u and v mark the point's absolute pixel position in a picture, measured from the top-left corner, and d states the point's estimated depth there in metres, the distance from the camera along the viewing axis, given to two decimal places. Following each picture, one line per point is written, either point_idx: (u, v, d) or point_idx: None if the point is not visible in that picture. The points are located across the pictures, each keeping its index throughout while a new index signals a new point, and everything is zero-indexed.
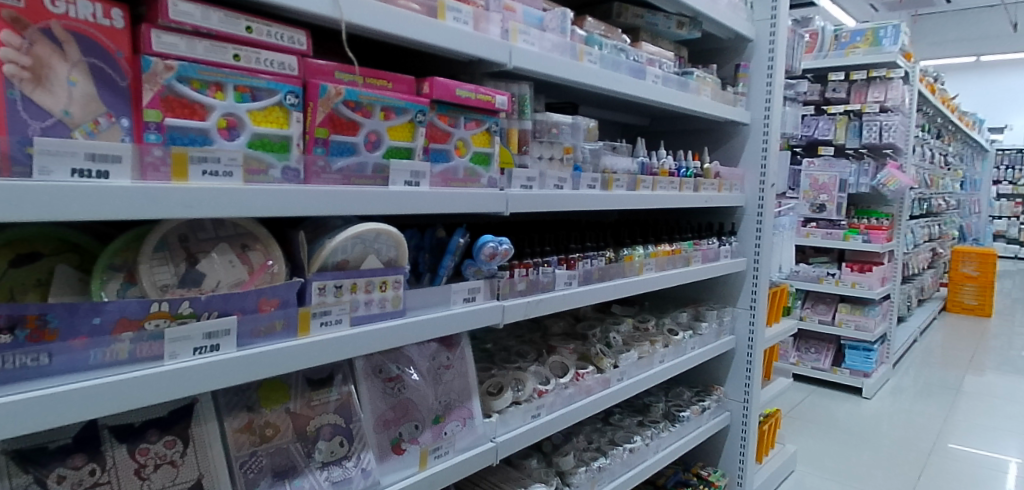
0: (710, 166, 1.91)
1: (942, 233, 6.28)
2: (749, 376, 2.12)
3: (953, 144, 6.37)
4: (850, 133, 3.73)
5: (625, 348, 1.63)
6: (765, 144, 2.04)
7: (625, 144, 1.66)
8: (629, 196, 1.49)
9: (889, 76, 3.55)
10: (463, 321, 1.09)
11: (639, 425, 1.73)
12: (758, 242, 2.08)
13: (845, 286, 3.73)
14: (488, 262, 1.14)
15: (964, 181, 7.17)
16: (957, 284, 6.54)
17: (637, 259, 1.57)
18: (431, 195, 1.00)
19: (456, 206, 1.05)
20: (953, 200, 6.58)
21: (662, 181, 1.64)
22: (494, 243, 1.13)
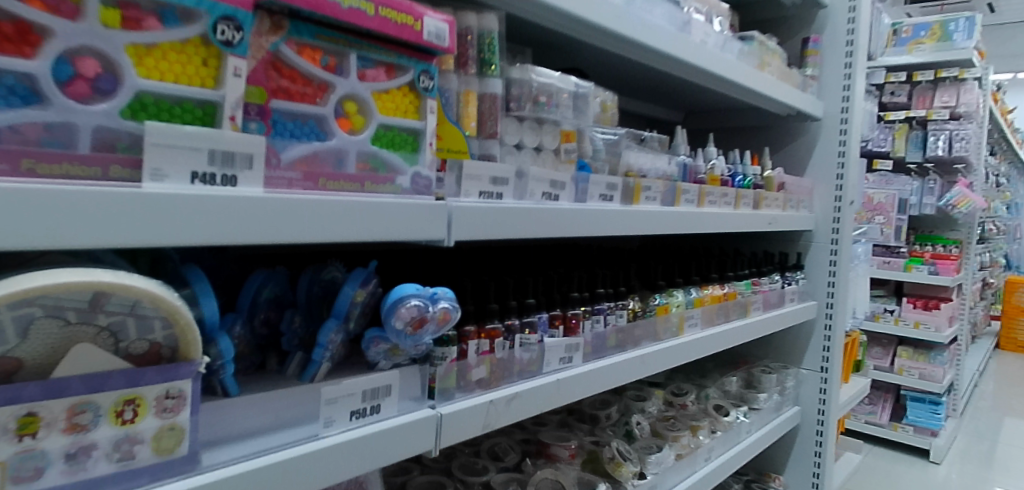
0: (772, 174, 1.37)
1: (993, 262, 5.66)
2: (819, 464, 1.59)
3: (1004, 164, 5.81)
4: (910, 145, 3.15)
5: (655, 444, 1.11)
6: (842, 147, 1.51)
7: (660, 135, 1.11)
8: (666, 215, 0.95)
9: (961, 77, 2.99)
10: (351, 460, 0.55)
11: None
12: (832, 280, 1.54)
13: (906, 325, 3.17)
14: (413, 336, 0.60)
15: (1012, 206, 6.58)
16: (1010, 318, 5.91)
17: (676, 313, 1.03)
18: (263, 202, 0.46)
19: (337, 226, 0.51)
20: (1002, 225, 6.00)
21: (711, 191, 1.10)
22: (420, 300, 0.60)
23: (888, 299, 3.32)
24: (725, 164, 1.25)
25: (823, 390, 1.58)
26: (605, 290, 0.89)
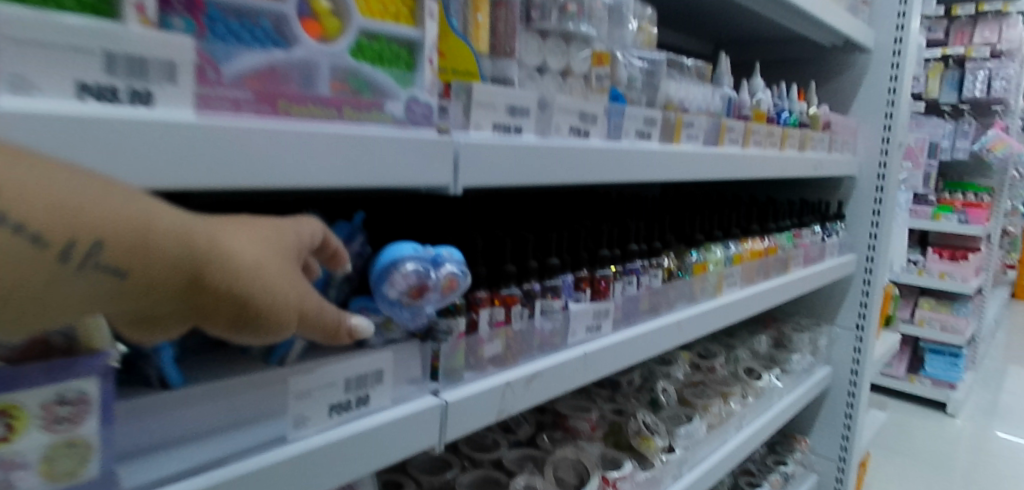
0: (819, 111, 1.22)
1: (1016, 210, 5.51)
2: (849, 426, 1.51)
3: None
4: (945, 86, 2.95)
5: (684, 415, 1.02)
6: (894, 83, 1.35)
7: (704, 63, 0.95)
8: (710, 158, 0.82)
9: (1007, 11, 2.77)
10: (333, 467, 0.43)
11: None
12: (875, 231, 1.40)
13: (930, 277, 3.05)
14: (409, 307, 0.48)
15: None
16: None
17: (713, 272, 0.90)
18: (186, 128, 0.32)
19: (302, 167, 0.38)
20: None
21: (756, 130, 0.96)
22: (417, 265, 0.46)
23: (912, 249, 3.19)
24: (771, 98, 1.11)
25: (857, 349, 1.46)
26: (639, 248, 0.76)
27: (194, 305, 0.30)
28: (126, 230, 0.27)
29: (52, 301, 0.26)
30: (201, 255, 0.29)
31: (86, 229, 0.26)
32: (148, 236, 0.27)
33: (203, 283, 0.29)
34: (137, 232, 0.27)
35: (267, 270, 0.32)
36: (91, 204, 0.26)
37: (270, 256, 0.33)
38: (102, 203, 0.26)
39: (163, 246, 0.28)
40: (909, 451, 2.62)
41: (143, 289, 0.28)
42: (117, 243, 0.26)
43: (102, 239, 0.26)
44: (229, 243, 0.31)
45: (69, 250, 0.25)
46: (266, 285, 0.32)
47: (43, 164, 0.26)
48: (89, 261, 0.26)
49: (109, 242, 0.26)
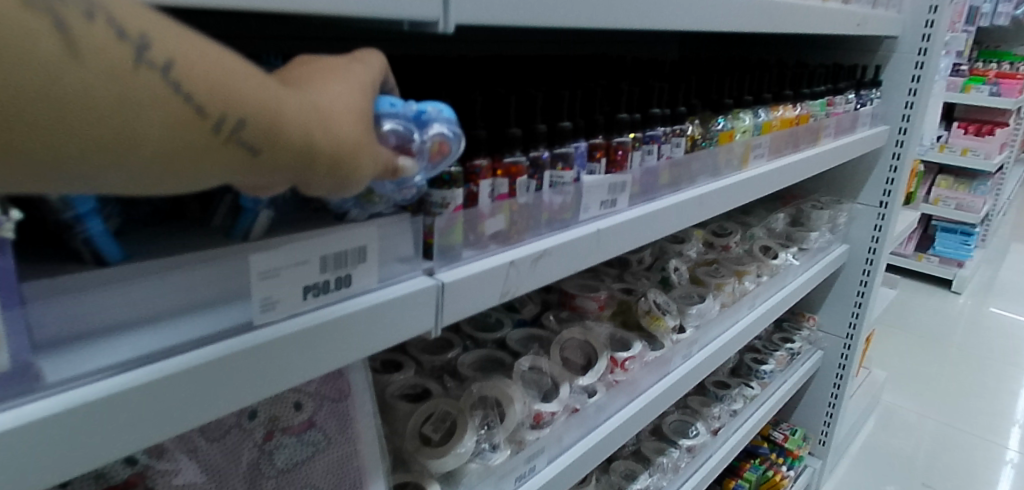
0: None
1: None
2: (860, 305, 1.48)
3: None
4: None
5: (697, 294, 0.98)
6: None
7: None
8: (747, 7, 0.71)
9: None
10: (309, 353, 0.38)
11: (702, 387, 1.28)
12: (912, 100, 1.29)
13: (951, 153, 2.93)
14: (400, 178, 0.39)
15: None
16: None
17: (740, 142, 0.82)
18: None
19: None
20: None
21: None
22: (397, 124, 0.37)
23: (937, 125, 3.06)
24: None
25: (878, 227, 1.40)
26: (663, 112, 0.67)
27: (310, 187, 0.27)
28: (272, 106, 0.24)
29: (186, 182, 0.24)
30: (330, 135, 0.26)
31: (235, 105, 0.23)
32: (286, 116, 0.25)
33: (322, 167, 0.27)
34: (281, 110, 0.25)
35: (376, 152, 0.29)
36: (231, 79, 0.23)
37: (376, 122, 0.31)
38: (241, 78, 0.23)
39: (292, 128, 0.25)
40: (910, 327, 2.67)
41: (265, 171, 0.25)
42: (261, 122, 0.24)
43: (238, 117, 0.23)
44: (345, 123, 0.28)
45: (219, 123, 0.23)
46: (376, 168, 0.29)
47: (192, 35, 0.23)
48: (233, 140, 0.23)
49: (251, 119, 0.24)
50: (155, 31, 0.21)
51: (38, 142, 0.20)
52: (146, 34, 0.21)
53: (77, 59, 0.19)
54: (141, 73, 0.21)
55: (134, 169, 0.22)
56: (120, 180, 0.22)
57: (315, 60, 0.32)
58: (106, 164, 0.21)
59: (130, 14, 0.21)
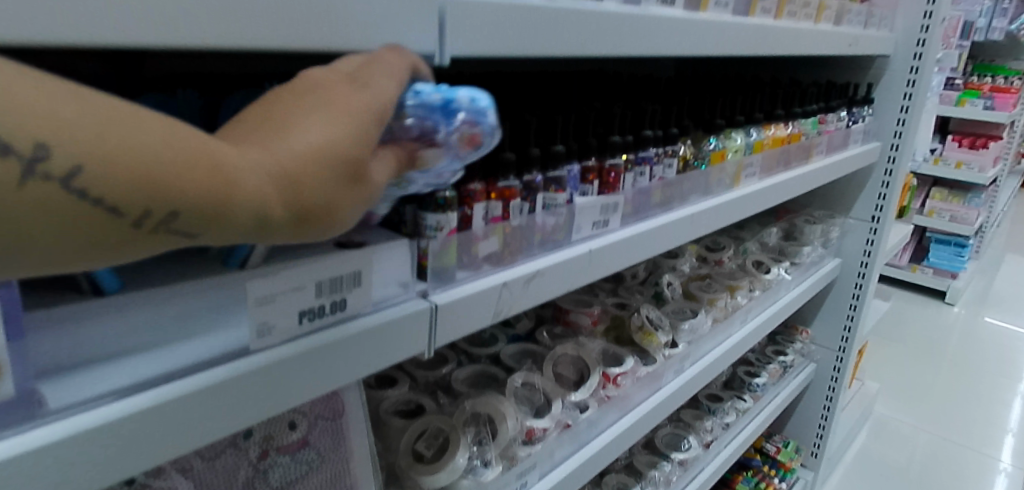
0: None
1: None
2: (852, 318, 1.49)
3: None
4: None
5: (689, 309, 0.99)
6: None
7: None
8: (738, 31, 0.73)
9: None
10: (303, 378, 0.38)
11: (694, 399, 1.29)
12: (904, 117, 1.30)
13: (946, 166, 2.96)
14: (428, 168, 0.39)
15: None
16: None
17: (732, 161, 0.83)
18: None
19: (229, 22, 0.30)
20: None
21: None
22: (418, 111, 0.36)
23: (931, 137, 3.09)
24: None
25: (870, 241, 1.41)
26: (654, 133, 0.69)
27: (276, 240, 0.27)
28: (216, 191, 0.23)
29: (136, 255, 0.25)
30: (291, 204, 0.26)
31: (164, 201, 0.23)
32: (238, 196, 0.24)
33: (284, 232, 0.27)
34: (225, 191, 0.24)
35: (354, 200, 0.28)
36: (161, 172, 0.22)
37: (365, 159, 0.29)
38: (170, 171, 0.22)
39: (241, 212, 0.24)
40: (903, 338, 2.69)
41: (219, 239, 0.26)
42: (201, 212, 0.23)
43: (175, 210, 0.23)
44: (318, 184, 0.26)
45: (146, 218, 0.23)
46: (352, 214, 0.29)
47: (115, 121, 0.22)
48: (167, 230, 0.23)
49: (186, 211, 0.23)
50: (69, 138, 0.21)
51: None
52: (44, 140, 0.20)
53: None
54: (34, 186, 0.20)
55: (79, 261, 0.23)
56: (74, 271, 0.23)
57: (318, 79, 0.29)
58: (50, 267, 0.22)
59: (34, 118, 0.20)
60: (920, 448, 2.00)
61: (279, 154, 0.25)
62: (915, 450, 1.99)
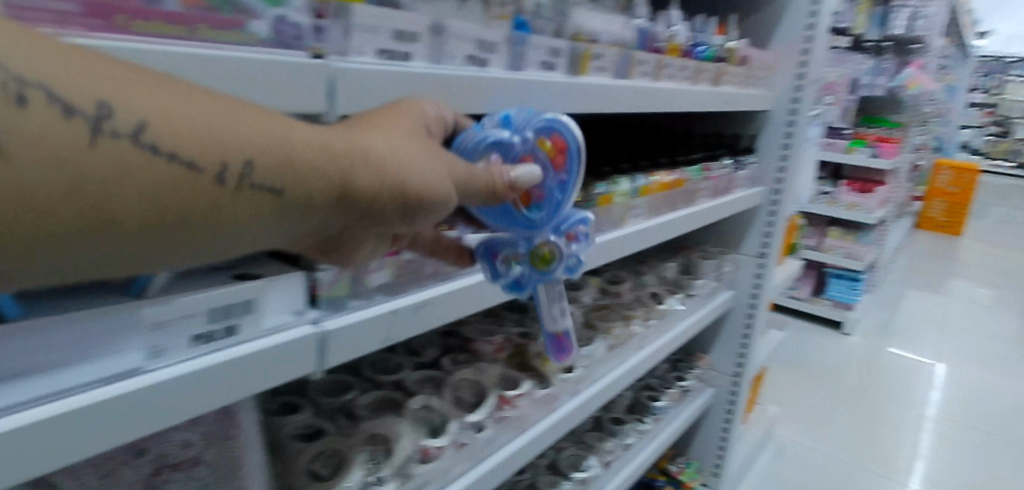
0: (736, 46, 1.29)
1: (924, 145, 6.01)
2: (745, 346, 1.62)
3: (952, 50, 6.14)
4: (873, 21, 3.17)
5: (586, 337, 1.08)
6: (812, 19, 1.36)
7: None
8: (616, 91, 0.83)
9: None
10: (194, 397, 0.43)
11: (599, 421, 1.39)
12: (783, 163, 1.46)
13: (839, 207, 3.24)
14: (546, 208, 0.59)
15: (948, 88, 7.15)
16: (930, 198, 6.56)
17: (619, 204, 0.92)
18: (29, 16, 0.34)
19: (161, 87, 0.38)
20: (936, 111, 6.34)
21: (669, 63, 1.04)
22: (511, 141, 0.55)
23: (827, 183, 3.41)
24: (688, 33, 1.19)
25: (758, 275, 1.56)
26: None
27: (343, 192, 0.42)
28: (276, 138, 0.39)
29: (234, 215, 0.38)
30: (346, 155, 0.42)
31: (241, 151, 0.37)
32: (298, 145, 0.40)
33: (347, 177, 0.42)
34: (290, 141, 0.39)
35: (399, 158, 0.44)
36: (238, 133, 0.38)
37: (404, 137, 0.46)
38: (247, 133, 0.38)
39: (306, 156, 0.40)
40: (805, 365, 2.89)
41: (300, 190, 0.40)
42: (272, 157, 0.38)
43: (249, 156, 0.37)
44: (367, 145, 0.43)
45: (224, 171, 0.36)
46: (401, 167, 0.44)
47: (207, 103, 0.37)
48: (249, 181, 0.37)
49: (257, 160, 0.38)
50: (154, 122, 0.34)
51: (96, 204, 0.32)
52: (104, 103, 0.33)
53: (102, 154, 0.32)
54: (108, 141, 0.32)
55: (192, 212, 0.36)
56: (188, 232, 0.36)
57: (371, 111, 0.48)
58: (156, 225, 0.35)
59: (134, 107, 0.34)
60: (815, 469, 2.15)
61: (330, 131, 0.42)
62: (810, 471, 2.14)
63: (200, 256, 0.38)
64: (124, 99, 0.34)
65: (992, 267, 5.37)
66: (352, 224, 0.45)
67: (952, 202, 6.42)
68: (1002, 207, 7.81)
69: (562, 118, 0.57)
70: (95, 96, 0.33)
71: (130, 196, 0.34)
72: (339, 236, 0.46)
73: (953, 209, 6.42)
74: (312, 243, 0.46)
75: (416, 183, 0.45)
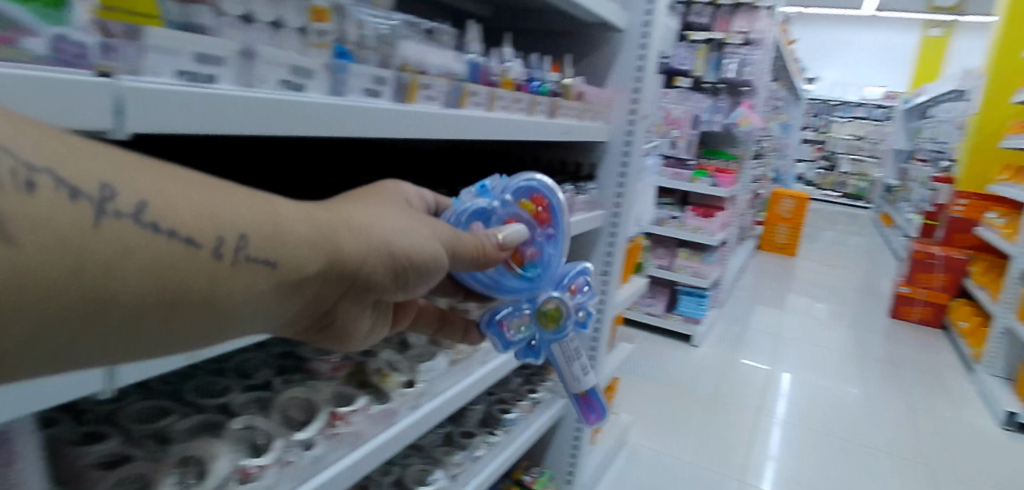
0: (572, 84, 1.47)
1: (758, 175, 6.74)
2: (593, 358, 1.73)
3: (781, 91, 7.10)
4: (709, 66, 3.63)
5: (430, 354, 1.13)
6: (641, 62, 1.61)
7: (454, 31, 1.13)
8: (447, 120, 0.91)
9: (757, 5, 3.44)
10: None
11: (451, 439, 1.52)
12: (618, 190, 1.64)
13: (687, 230, 3.55)
14: (541, 257, 0.99)
15: (782, 125, 8.15)
16: (772, 225, 7.30)
17: None
18: None
19: None
20: (771, 145, 7.22)
21: (501, 95, 1.19)
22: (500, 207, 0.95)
23: (676, 207, 3.71)
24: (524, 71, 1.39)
25: (602, 293, 1.69)
26: None
27: (328, 254, 0.62)
28: (275, 222, 0.57)
29: (241, 281, 0.54)
30: (333, 229, 0.63)
31: (239, 229, 0.53)
32: (294, 225, 0.59)
33: (337, 244, 0.63)
34: (288, 224, 0.58)
35: (378, 229, 0.68)
36: (248, 217, 0.55)
37: (386, 215, 0.70)
38: (252, 216, 0.55)
39: (298, 231, 0.59)
40: (658, 376, 3.14)
41: (292, 258, 0.58)
42: (270, 232, 0.56)
43: (246, 232, 0.53)
44: (355, 220, 0.66)
45: (220, 246, 0.51)
46: (380, 235, 0.67)
47: (215, 196, 0.54)
48: (242, 252, 0.53)
49: (256, 235, 0.54)
50: (153, 210, 0.47)
51: (121, 275, 0.46)
52: (103, 184, 0.45)
53: (116, 238, 0.45)
54: (118, 225, 0.45)
55: (201, 282, 0.51)
56: (204, 295, 0.52)
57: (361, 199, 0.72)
58: (155, 289, 0.48)
59: (143, 196, 0.48)
60: (662, 473, 2.33)
61: (319, 212, 0.62)
62: (658, 475, 2.31)
63: (212, 318, 0.53)
64: (130, 192, 0.47)
65: (820, 284, 6.11)
66: (347, 283, 0.66)
67: (791, 227, 7.20)
68: (831, 230, 8.91)
69: (535, 184, 0.96)
70: (97, 182, 0.45)
71: (148, 268, 0.47)
72: (338, 293, 0.67)
73: (791, 232, 7.21)
74: (321, 300, 0.65)
75: (401, 246, 0.69)
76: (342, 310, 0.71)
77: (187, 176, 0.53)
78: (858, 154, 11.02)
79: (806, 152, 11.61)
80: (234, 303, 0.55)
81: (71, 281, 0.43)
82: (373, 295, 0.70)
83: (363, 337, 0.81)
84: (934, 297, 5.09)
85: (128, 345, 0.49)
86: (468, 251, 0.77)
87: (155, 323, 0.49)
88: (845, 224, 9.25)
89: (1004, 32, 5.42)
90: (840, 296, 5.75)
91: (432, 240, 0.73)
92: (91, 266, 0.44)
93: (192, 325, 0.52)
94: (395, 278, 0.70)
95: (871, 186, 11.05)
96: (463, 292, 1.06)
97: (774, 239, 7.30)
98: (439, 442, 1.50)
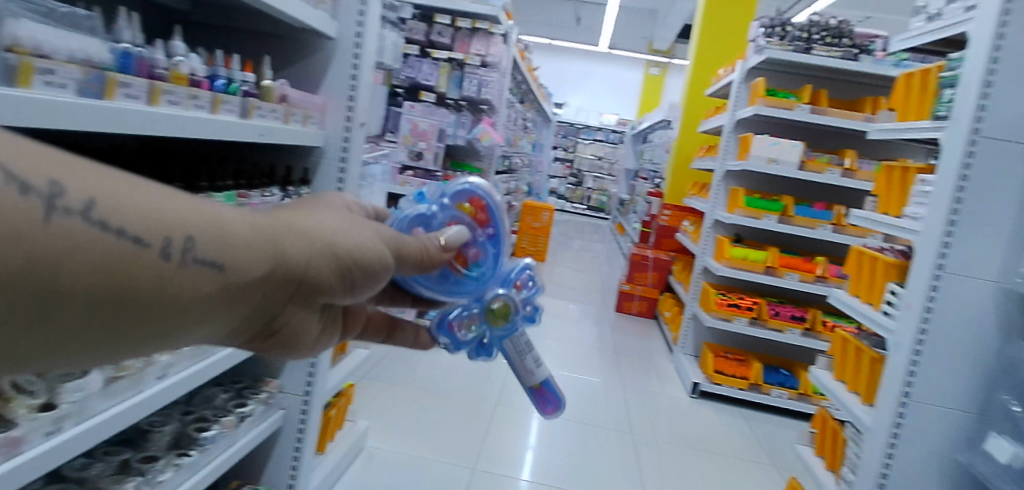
0: (252, 103, 1.59)
1: (511, 188, 7.39)
2: None
3: (528, 112, 8.16)
4: (450, 84, 4.43)
5: (79, 372, 1.14)
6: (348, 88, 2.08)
7: (102, 25, 1.18)
8: (77, 108, 0.95)
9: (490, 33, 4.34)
10: None
11: (132, 463, 1.46)
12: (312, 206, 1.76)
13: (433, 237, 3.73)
14: (484, 255, 1.17)
15: (533, 144, 9.17)
16: (525, 233, 7.96)
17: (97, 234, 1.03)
18: None
19: None
20: (522, 160, 8.11)
21: (167, 88, 1.22)
22: (439, 209, 1.15)
23: None
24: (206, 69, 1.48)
25: None
26: None
27: (268, 254, 0.78)
28: (217, 227, 0.72)
29: (192, 276, 0.68)
30: (273, 233, 0.79)
31: (185, 230, 0.67)
32: (235, 229, 0.74)
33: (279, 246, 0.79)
34: (230, 229, 0.74)
35: (313, 233, 0.85)
36: (197, 220, 0.70)
37: (329, 224, 0.89)
38: (199, 221, 0.70)
39: (239, 235, 0.74)
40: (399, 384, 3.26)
41: (236, 255, 0.73)
42: (211, 236, 0.70)
43: (191, 234, 0.67)
44: (296, 225, 0.83)
45: (168, 247, 0.65)
46: (315, 236, 0.85)
47: (171, 207, 0.68)
48: (189, 251, 0.67)
49: (201, 238, 0.69)
50: (108, 212, 0.60)
51: (86, 260, 0.60)
52: (53, 181, 0.57)
53: (72, 235, 0.58)
54: (71, 223, 0.57)
55: (151, 275, 0.65)
56: (157, 285, 0.66)
57: (313, 211, 0.91)
58: (101, 275, 0.61)
59: (105, 198, 0.61)
60: None
61: (260, 222, 0.78)
62: None
63: (168, 301, 0.68)
64: (101, 203, 0.60)
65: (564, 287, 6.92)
66: (297, 278, 0.82)
67: (545, 236, 7.93)
68: (580, 239, 10.06)
69: (474, 186, 1.18)
70: (46, 179, 0.57)
71: (104, 259, 0.61)
72: (290, 290, 0.82)
73: (546, 241, 7.95)
74: (281, 292, 0.82)
75: (341, 246, 0.88)
76: (293, 305, 0.86)
77: (153, 188, 0.69)
78: (600, 173, 12.64)
79: (556, 169, 12.92)
80: (184, 301, 0.69)
81: (32, 274, 0.56)
82: (319, 294, 0.87)
83: (310, 332, 0.97)
84: (646, 293, 6.33)
85: (79, 331, 0.62)
86: (412, 253, 0.97)
87: (99, 323, 0.63)
88: (590, 234, 10.51)
89: (694, 74, 6.69)
90: (581, 297, 6.76)
91: (372, 243, 0.91)
92: (48, 256, 0.57)
93: (146, 321, 0.66)
94: (339, 275, 0.88)
95: (609, 201, 12.71)
96: (410, 299, 1.22)
97: (525, 246, 8.02)
98: (115, 467, 1.43)
